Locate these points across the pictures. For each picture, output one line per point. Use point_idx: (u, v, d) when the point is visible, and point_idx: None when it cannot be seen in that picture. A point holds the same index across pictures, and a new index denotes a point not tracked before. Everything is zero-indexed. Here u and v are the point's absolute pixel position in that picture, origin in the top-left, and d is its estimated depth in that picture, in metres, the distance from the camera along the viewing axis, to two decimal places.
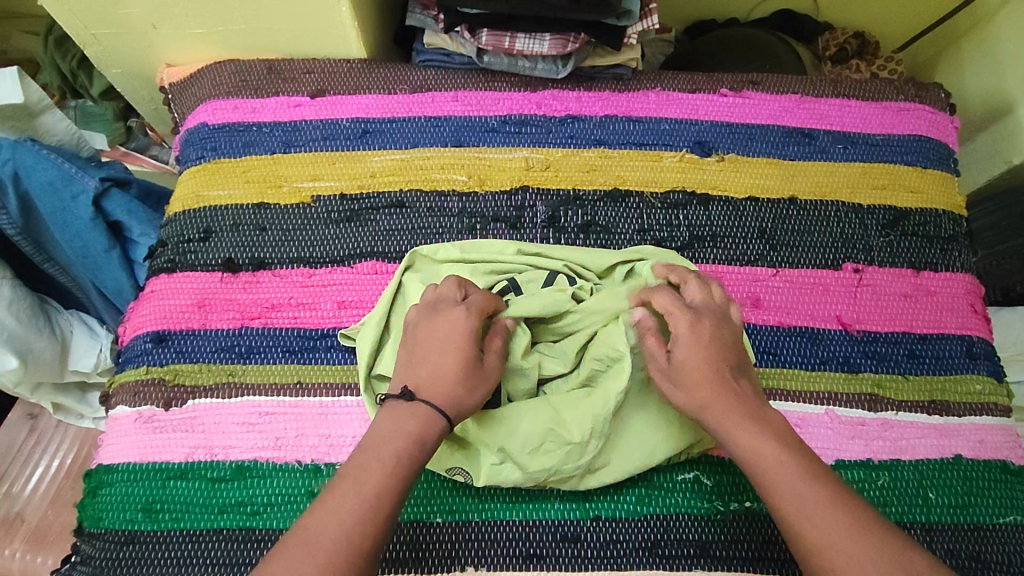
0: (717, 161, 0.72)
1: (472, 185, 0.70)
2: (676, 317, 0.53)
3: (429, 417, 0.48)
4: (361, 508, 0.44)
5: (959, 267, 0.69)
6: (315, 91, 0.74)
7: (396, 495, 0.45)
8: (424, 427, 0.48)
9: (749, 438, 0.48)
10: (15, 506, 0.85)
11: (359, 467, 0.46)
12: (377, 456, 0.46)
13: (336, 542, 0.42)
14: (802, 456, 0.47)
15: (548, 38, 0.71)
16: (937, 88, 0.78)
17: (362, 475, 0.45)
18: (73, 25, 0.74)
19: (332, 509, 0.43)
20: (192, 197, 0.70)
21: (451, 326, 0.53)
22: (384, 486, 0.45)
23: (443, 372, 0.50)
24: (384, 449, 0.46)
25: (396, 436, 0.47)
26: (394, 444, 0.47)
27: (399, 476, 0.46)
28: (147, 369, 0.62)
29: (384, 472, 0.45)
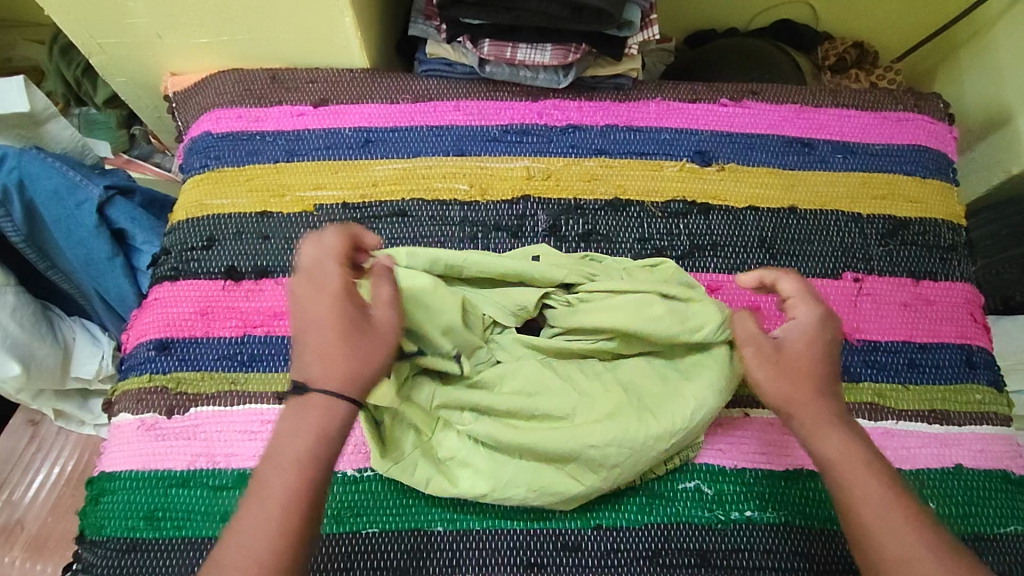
0: (718, 171, 0.73)
1: (473, 194, 0.71)
2: (799, 299, 0.54)
3: (331, 400, 0.45)
4: (273, 521, 0.42)
5: (959, 276, 0.70)
6: (318, 101, 0.75)
7: (305, 498, 0.43)
8: (326, 417, 0.45)
9: (841, 442, 0.49)
10: (15, 513, 0.85)
11: (263, 478, 0.44)
12: (275, 464, 0.44)
13: (254, 559, 0.41)
14: (875, 459, 0.48)
15: (549, 49, 0.72)
16: (935, 98, 0.78)
17: (267, 487, 0.43)
18: (79, 35, 0.74)
19: (247, 528, 0.42)
20: (196, 205, 0.70)
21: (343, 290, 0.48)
22: (291, 492, 0.43)
23: (334, 339, 0.46)
24: (285, 456, 0.44)
25: (292, 437, 0.45)
26: (291, 444, 0.44)
27: (306, 477, 0.44)
28: (149, 377, 0.63)
29: (291, 479, 0.43)
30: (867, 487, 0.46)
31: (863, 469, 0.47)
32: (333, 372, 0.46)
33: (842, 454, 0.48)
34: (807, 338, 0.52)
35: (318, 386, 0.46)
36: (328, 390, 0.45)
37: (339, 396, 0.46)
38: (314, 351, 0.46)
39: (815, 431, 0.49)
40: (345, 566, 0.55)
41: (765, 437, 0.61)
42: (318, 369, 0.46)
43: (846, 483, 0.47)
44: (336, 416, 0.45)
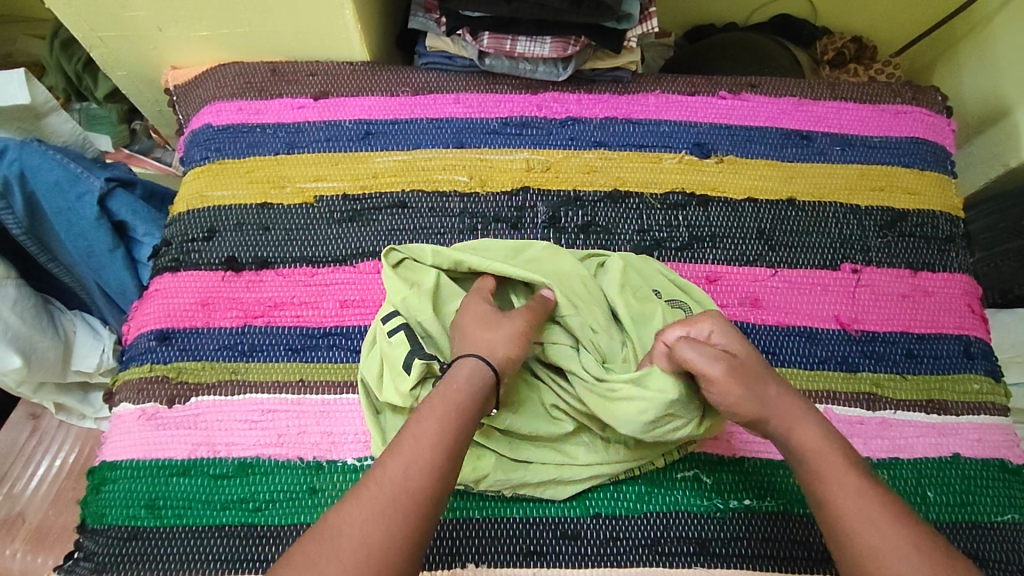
0: (716, 163, 0.73)
1: (473, 186, 0.71)
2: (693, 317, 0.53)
3: (480, 366, 0.49)
4: (415, 461, 0.45)
5: (956, 267, 0.70)
6: (318, 93, 0.75)
7: (443, 446, 0.46)
8: (472, 376, 0.49)
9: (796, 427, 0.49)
10: (16, 506, 0.85)
11: (409, 427, 0.47)
12: (426, 412, 0.47)
13: (393, 493, 0.43)
14: (850, 453, 0.48)
15: (548, 41, 0.72)
16: (933, 91, 0.79)
17: (408, 434, 0.46)
18: (79, 27, 0.75)
19: (387, 466, 0.45)
20: (196, 197, 0.71)
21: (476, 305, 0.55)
22: (433, 438, 0.46)
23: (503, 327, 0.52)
24: (432, 403, 0.47)
25: (444, 391, 0.48)
26: (446, 394, 0.48)
27: (451, 425, 0.47)
28: (151, 367, 0.63)
29: (433, 426, 0.46)
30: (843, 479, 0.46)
31: (840, 465, 0.47)
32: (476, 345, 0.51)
33: (818, 447, 0.48)
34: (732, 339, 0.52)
35: (471, 354, 0.50)
36: (476, 356, 0.50)
37: (481, 361, 0.50)
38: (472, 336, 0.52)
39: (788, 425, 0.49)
40: None
41: None
42: (471, 346, 0.51)
43: (820, 474, 0.47)
44: (478, 377, 0.49)
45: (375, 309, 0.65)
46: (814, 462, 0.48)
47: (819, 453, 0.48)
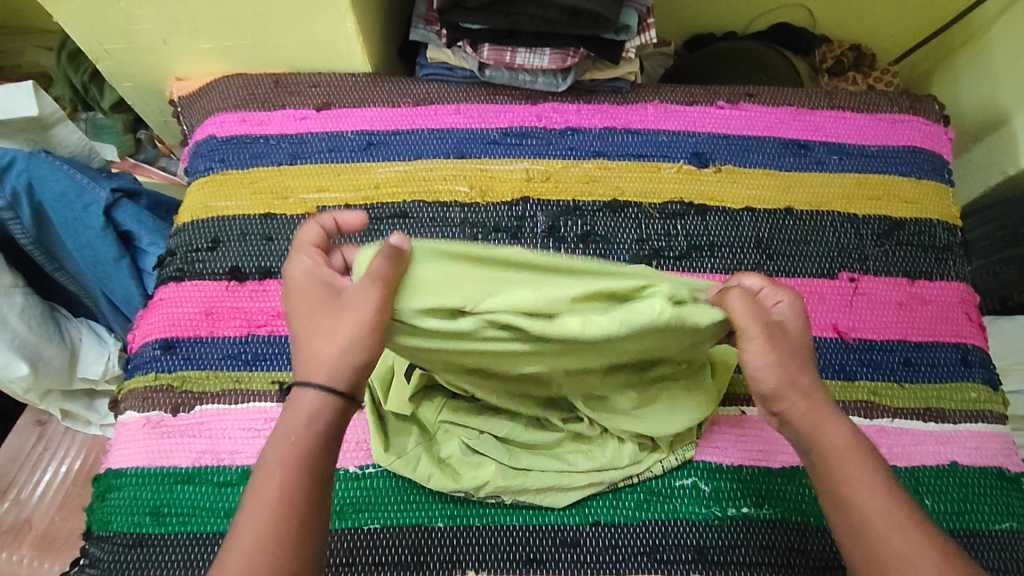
0: (715, 172, 0.73)
1: (473, 196, 0.72)
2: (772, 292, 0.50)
3: (320, 396, 0.45)
4: (265, 528, 0.41)
5: (954, 276, 0.70)
6: (321, 105, 0.76)
7: (301, 494, 0.43)
8: (317, 412, 0.44)
9: (833, 435, 0.47)
10: (23, 512, 0.86)
11: (255, 483, 0.43)
12: (271, 467, 0.43)
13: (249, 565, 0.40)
14: (867, 447, 0.47)
15: (548, 53, 0.73)
16: (931, 100, 0.79)
17: (259, 488, 0.43)
18: (86, 40, 0.76)
19: (240, 534, 0.41)
20: (201, 207, 0.72)
21: (309, 279, 0.48)
22: (283, 491, 0.42)
23: (320, 333, 0.45)
24: (284, 455, 0.43)
25: (294, 434, 0.44)
26: (286, 435, 0.44)
27: (304, 474, 0.43)
28: (155, 375, 0.64)
29: (283, 477, 0.43)
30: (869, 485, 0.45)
31: (862, 468, 0.46)
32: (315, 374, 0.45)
33: (847, 446, 0.46)
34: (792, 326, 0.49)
35: (314, 384, 0.45)
36: (320, 388, 0.45)
37: (321, 392, 0.45)
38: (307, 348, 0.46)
39: (815, 426, 0.47)
40: (347, 562, 0.56)
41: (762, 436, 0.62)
42: (311, 368, 0.45)
43: (844, 482, 0.45)
44: (322, 414, 0.44)
45: None
46: (841, 466, 0.46)
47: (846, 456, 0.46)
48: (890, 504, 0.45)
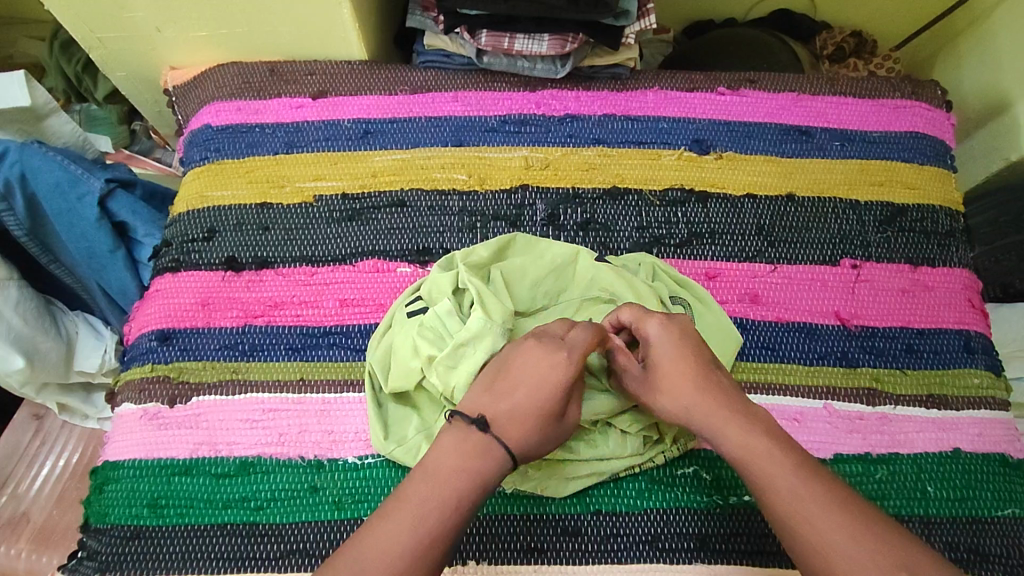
0: (715, 159, 0.73)
1: (472, 184, 0.71)
2: (644, 316, 0.54)
3: (497, 451, 0.47)
4: (406, 543, 0.42)
5: (956, 262, 0.70)
6: (317, 93, 0.75)
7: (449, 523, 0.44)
8: (487, 459, 0.47)
9: (738, 436, 0.48)
10: (21, 506, 0.86)
11: (407, 499, 0.45)
12: (433, 485, 0.45)
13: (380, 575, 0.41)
14: (777, 438, 0.48)
15: (547, 39, 0.72)
16: (933, 85, 0.78)
17: (410, 502, 0.44)
18: (79, 28, 0.75)
19: (379, 535, 0.43)
20: (196, 197, 0.71)
21: (543, 357, 0.50)
22: (438, 513, 0.44)
23: (524, 397, 0.49)
24: (442, 474, 0.46)
25: (460, 464, 0.46)
26: (450, 462, 0.46)
27: (459, 507, 0.45)
28: (152, 367, 0.63)
29: (440, 500, 0.45)
30: (787, 472, 0.45)
31: (770, 461, 0.46)
32: (514, 428, 0.48)
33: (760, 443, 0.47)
34: (670, 351, 0.52)
35: (499, 441, 0.47)
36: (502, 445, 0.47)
37: (501, 446, 0.47)
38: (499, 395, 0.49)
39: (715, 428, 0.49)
40: None
41: None
42: (506, 425, 0.48)
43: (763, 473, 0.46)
44: (487, 460, 0.47)
45: (375, 307, 0.65)
46: (751, 465, 0.47)
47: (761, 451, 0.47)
48: (809, 492, 0.44)
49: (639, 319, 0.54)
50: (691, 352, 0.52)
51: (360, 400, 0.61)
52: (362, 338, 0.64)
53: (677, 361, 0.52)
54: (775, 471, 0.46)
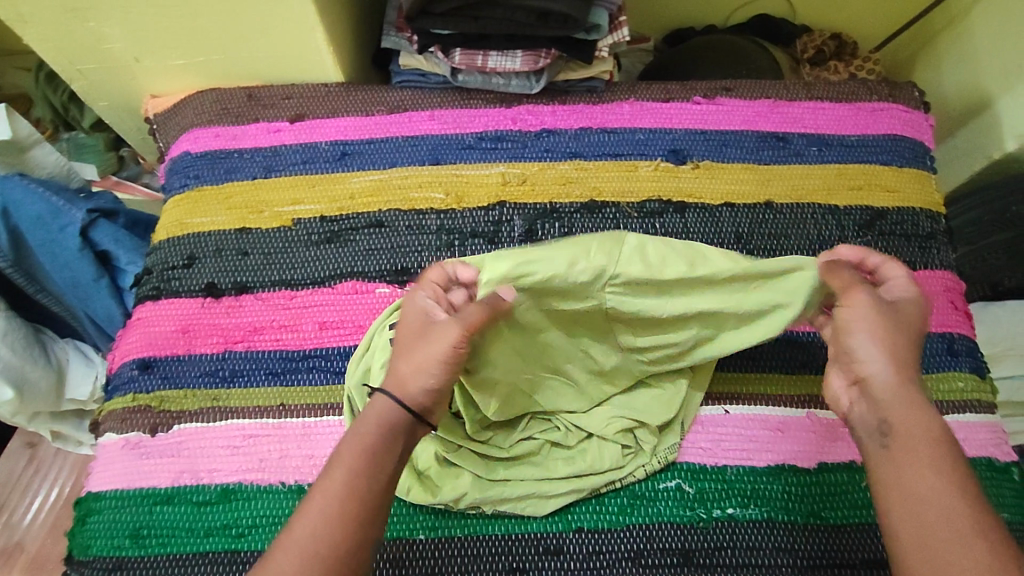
0: (692, 169, 0.73)
1: (449, 203, 0.71)
2: (855, 289, 0.50)
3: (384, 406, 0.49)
4: (323, 515, 0.45)
5: (938, 264, 0.69)
6: (294, 116, 0.76)
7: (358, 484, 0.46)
8: (381, 415, 0.49)
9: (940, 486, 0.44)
10: (15, 535, 0.87)
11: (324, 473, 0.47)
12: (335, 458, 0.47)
13: (304, 544, 0.44)
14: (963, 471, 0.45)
15: (520, 55, 0.72)
16: (911, 87, 0.78)
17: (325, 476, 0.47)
18: (58, 61, 0.76)
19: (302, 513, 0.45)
20: (176, 225, 0.71)
21: (417, 310, 0.52)
22: (340, 483, 0.46)
23: (398, 358, 0.50)
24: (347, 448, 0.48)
25: (359, 429, 0.48)
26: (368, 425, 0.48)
27: (357, 471, 0.47)
28: (133, 396, 0.63)
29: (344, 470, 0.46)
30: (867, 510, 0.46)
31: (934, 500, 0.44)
32: (396, 383, 0.49)
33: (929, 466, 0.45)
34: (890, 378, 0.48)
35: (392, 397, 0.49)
36: (388, 398, 0.49)
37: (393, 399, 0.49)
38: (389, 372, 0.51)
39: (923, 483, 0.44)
40: None
41: (746, 433, 0.61)
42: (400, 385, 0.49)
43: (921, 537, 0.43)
44: (386, 416, 0.48)
45: (354, 329, 0.65)
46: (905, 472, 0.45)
47: (936, 437, 0.46)
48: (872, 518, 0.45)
49: (848, 291, 0.50)
50: (897, 325, 0.49)
51: (339, 423, 0.61)
52: (342, 361, 0.64)
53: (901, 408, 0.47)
54: (919, 456, 0.45)
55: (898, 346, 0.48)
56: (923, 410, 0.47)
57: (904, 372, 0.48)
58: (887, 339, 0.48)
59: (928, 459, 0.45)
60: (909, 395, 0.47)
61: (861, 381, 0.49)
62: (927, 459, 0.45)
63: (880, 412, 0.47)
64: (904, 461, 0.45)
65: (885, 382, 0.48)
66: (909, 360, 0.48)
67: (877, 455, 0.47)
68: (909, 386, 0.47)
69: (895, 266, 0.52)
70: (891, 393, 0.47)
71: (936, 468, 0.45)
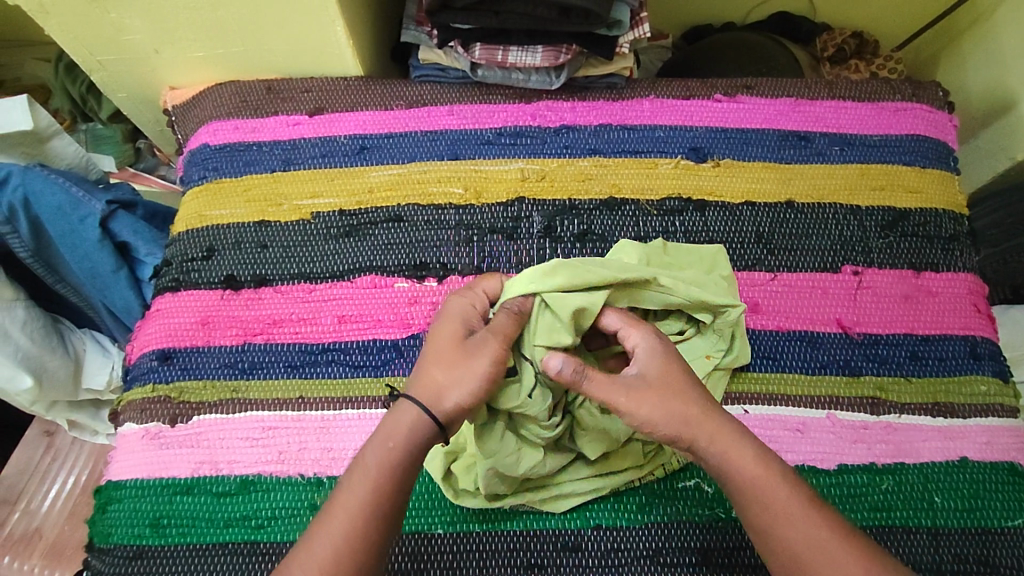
0: (713, 167, 0.72)
1: (468, 198, 0.71)
2: (630, 329, 0.53)
3: (417, 412, 0.49)
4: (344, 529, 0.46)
5: (961, 267, 0.69)
6: (313, 110, 0.76)
7: (386, 496, 0.47)
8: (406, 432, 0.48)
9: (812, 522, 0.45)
10: (34, 522, 0.87)
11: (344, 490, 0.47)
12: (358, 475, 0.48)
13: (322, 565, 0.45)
14: None
15: (540, 51, 0.72)
16: (934, 87, 0.77)
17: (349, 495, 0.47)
18: (78, 52, 0.76)
19: (323, 522, 0.46)
20: (195, 216, 0.71)
21: (462, 313, 0.53)
22: (371, 497, 0.47)
23: (437, 356, 0.51)
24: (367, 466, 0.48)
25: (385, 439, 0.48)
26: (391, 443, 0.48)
27: (384, 485, 0.47)
28: (153, 386, 0.64)
29: (372, 481, 0.47)
30: None
31: None
32: (427, 384, 0.50)
33: (756, 481, 0.47)
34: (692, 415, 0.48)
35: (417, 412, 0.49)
36: (417, 407, 0.49)
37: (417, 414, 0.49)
38: (419, 366, 0.51)
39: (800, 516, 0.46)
40: None
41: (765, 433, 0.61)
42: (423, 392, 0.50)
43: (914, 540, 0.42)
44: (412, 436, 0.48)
45: (373, 323, 0.65)
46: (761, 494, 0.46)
47: (763, 481, 0.47)
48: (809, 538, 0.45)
49: (623, 331, 0.53)
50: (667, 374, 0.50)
51: (357, 417, 0.61)
52: (360, 354, 0.64)
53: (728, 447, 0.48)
54: (773, 505, 0.46)
55: (689, 397, 0.49)
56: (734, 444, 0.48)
57: (717, 422, 0.48)
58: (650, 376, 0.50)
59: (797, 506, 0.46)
60: (732, 442, 0.48)
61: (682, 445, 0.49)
62: (796, 501, 0.46)
63: (718, 470, 0.48)
64: (768, 515, 0.46)
65: (696, 438, 0.48)
66: (693, 413, 0.48)
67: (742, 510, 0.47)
68: (716, 434, 0.48)
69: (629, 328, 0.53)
70: (714, 450, 0.48)
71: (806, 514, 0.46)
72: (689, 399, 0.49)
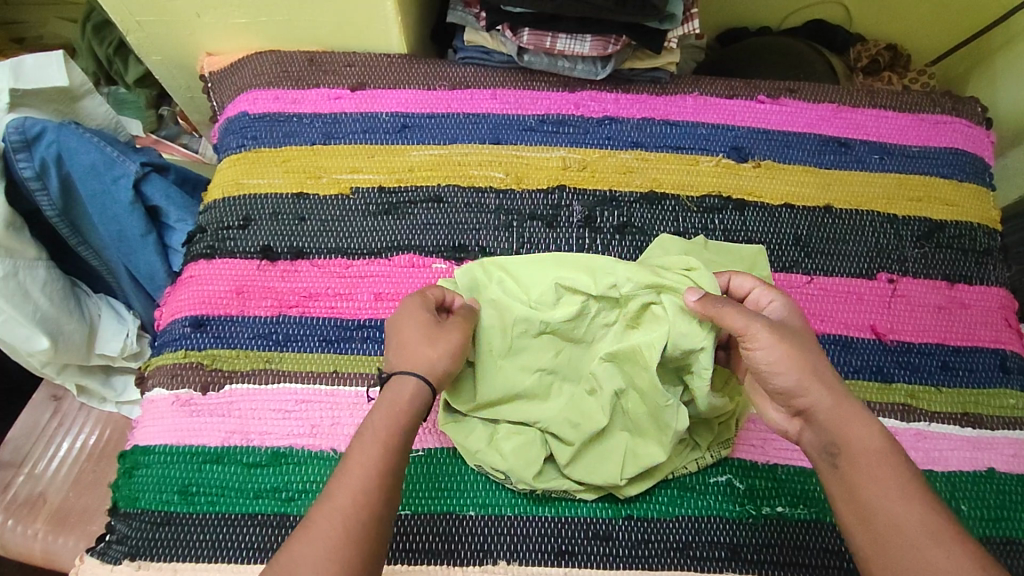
0: (753, 167, 0.72)
1: (509, 182, 0.71)
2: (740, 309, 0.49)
3: (413, 384, 0.49)
4: (361, 491, 0.44)
5: (993, 281, 0.69)
6: (355, 85, 0.75)
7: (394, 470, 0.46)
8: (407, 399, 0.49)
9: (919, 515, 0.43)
10: (37, 487, 0.85)
11: (356, 448, 0.47)
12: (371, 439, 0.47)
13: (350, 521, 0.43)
14: None
15: (589, 40, 0.71)
16: (973, 102, 0.78)
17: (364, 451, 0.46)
18: (118, 12, 0.74)
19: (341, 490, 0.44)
20: (232, 183, 0.71)
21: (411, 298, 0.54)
22: (383, 466, 0.46)
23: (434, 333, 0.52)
24: (377, 431, 0.47)
25: (379, 437, 0.47)
26: (387, 414, 0.48)
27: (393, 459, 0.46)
28: (185, 352, 0.63)
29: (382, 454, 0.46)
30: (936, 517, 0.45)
31: None
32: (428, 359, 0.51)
33: (877, 452, 0.45)
34: (834, 402, 0.47)
35: (408, 374, 0.49)
36: (416, 376, 0.49)
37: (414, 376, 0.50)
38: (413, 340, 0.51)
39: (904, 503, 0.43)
40: None
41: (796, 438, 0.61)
42: (407, 361, 0.50)
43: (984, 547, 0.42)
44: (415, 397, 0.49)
45: None
46: (869, 464, 0.45)
47: (878, 453, 0.45)
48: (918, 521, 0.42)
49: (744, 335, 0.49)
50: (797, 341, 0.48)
51: None
52: None
53: (853, 427, 0.46)
54: (873, 470, 0.45)
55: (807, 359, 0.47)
56: (857, 417, 0.47)
57: (833, 388, 0.47)
58: (800, 359, 0.47)
59: (890, 480, 0.44)
60: (847, 410, 0.47)
61: (794, 405, 0.48)
62: (883, 476, 0.44)
63: (823, 431, 0.47)
64: (865, 479, 0.45)
65: (813, 400, 0.47)
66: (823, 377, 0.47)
67: (836, 475, 0.46)
68: (833, 404, 0.47)
69: (767, 289, 0.53)
70: (831, 415, 0.47)
71: (898, 489, 0.44)
72: (821, 368, 0.48)
